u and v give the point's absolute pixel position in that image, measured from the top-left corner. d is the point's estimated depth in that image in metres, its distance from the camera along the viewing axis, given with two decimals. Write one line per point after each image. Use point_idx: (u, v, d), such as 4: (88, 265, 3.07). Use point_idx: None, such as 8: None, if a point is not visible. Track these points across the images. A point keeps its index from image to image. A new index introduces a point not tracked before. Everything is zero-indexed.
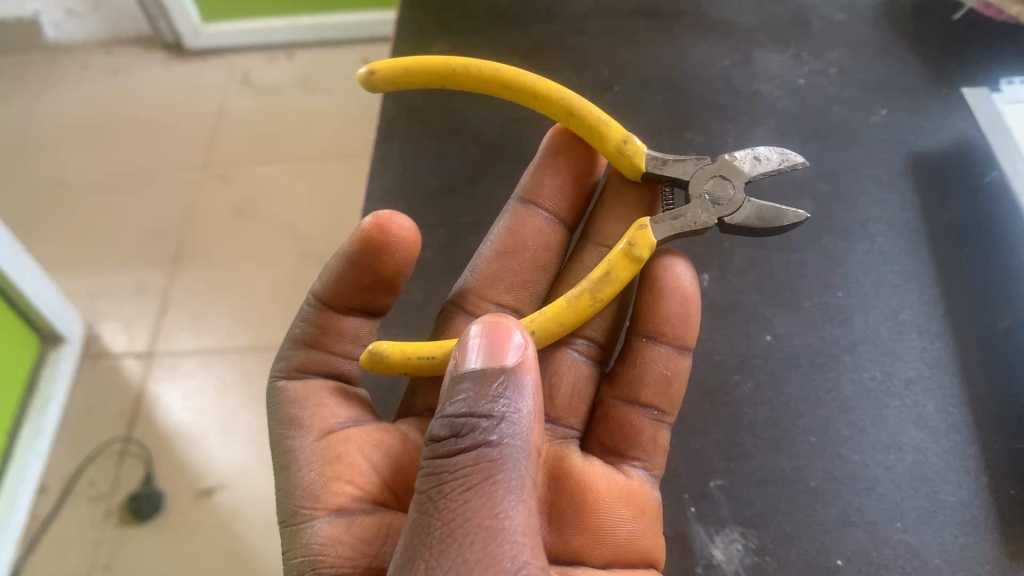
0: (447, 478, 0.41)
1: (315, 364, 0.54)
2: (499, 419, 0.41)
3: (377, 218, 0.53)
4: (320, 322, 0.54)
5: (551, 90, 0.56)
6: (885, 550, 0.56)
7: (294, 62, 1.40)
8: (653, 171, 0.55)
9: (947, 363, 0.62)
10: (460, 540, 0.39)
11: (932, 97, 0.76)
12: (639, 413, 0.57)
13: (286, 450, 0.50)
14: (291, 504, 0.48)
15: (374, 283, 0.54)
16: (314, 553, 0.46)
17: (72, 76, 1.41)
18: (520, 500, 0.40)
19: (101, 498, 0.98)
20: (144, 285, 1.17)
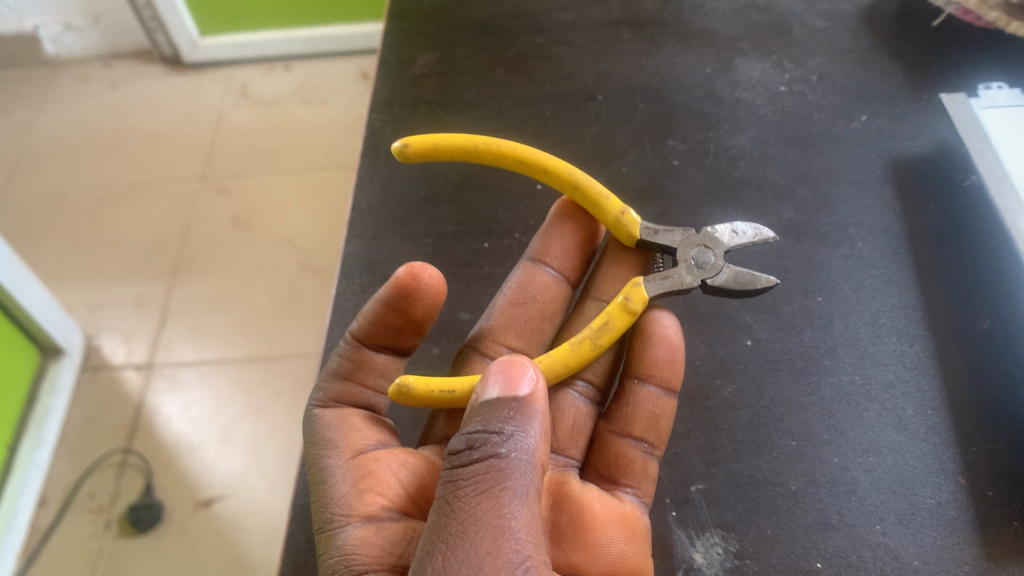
0: (460, 482, 0.42)
1: (347, 396, 0.55)
2: (509, 434, 0.42)
3: (410, 266, 0.55)
4: (353, 361, 0.56)
5: (559, 166, 0.59)
6: (864, 552, 0.56)
7: (292, 74, 1.43)
8: (646, 237, 0.58)
9: (925, 366, 0.62)
10: (469, 537, 0.40)
11: (910, 102, 0.77)
12: (631, 448, 0.58)
13: (318, 466, 0.51)
14: (325, 513, 0.49)
15: (407, 325, 0.56)
16: (347, 553, 0.47)
17: (72, 89, 1.42)
18: (524, 504, 0.41)
19: (101, 510, 0.98)
20: (143, 296, 1.18)
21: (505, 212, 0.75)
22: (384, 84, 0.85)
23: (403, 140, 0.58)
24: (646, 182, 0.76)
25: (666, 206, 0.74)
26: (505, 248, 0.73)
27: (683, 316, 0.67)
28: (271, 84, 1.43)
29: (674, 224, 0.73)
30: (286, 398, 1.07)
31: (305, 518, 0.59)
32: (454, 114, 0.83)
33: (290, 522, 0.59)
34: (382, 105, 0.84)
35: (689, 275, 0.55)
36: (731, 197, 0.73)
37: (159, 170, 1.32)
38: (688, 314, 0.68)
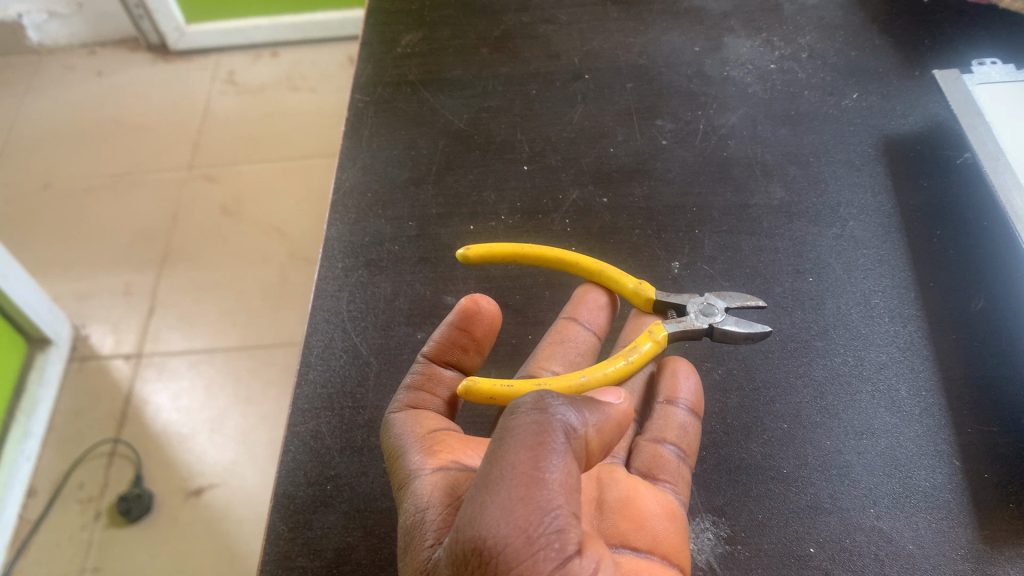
0: (508, 432, 0.40)
1: (422, 403, 0.54)
2: (561, 404, 0.41)
3: (469, 297, 0.56)
4: (421, 375, 0.55)
5: (587, 260, 0.63)
6: (857, 537, 0.54)
7: (279, 61, 1.43)
8: (661, 298, 0.60)
9: (918, 347, 0.61)
10: (504, 481, 0.37)
11: (902, 79, 0.76)
12: (664, 450, 0.56)
13: (395, 437, 0.51)
14: (402, 470, 0.48)
15: (472, 344, 0.56)
16: (417, 496, 0.45)
17: (57, 78, 1.41)
18: (561, 460, 0.39)
19: (91, 501, 0.97)
20: (131, 285, 1.16)
21: (490, 194, 0.73)
22: (367, 64, 0.84)
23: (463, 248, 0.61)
24: (635, 162, 0.74)
25: (655, 186, 0.72)
26: (491, 230, 0.71)
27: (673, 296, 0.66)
28: (258, 71, 1.42)
29: (664, 204, 0.71)
30: (276, 387, 1.07)
31: (287, 507, 0.57)
32: (437, 94, 0.81)
33: (272, 512, 0.57)
34: (364, 86, 0.82)
35: (697, 319, 0.58)
36: (721, 177, 0.72)
37: (146, 159, 1.31)
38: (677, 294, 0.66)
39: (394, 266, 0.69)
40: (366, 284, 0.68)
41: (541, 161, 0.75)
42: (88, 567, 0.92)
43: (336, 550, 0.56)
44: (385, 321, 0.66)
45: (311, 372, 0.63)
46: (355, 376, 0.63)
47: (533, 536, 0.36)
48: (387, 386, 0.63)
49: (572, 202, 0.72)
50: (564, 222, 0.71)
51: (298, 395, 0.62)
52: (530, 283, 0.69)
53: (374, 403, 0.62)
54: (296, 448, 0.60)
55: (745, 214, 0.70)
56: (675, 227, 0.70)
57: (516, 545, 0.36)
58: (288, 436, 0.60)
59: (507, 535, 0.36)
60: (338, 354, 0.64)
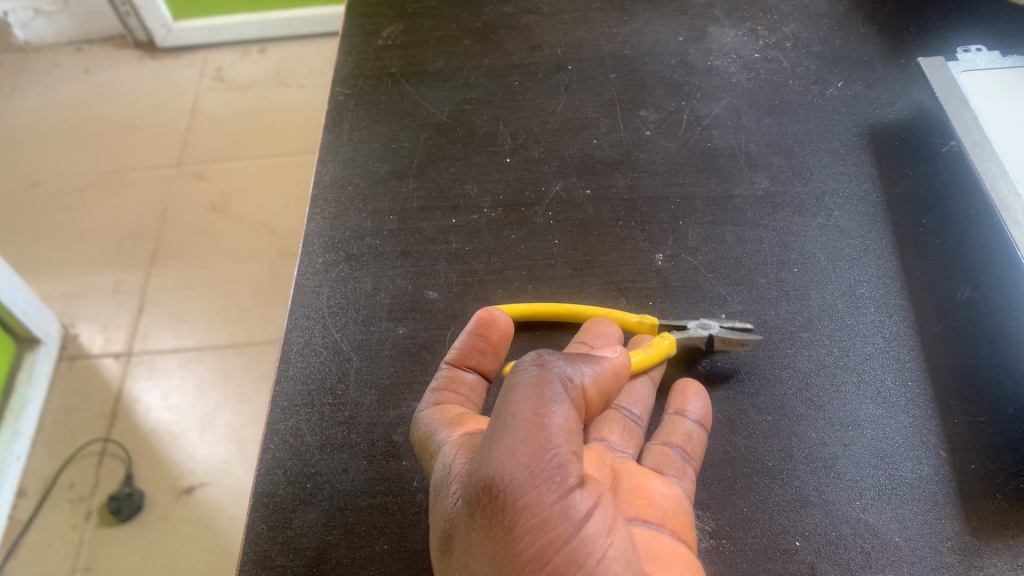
0: (509, 388, 0.39)
1: (447, 401, 0.53)
2: (558, 356, 0.40)
3: (481, 312, 0.56)
4: (445, 379, 0.54)
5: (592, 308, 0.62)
6: (844, 529, 0.53)
7: (268, 56, 1.46)
8: (665, 323, 0.61)
9: (904, 338, 0.61)
10: (507, 428, 0.37)
11: (887, 67, 0.75)
12: (670, 449, 0.55)
13: (421, 424, 0.50)
14: (432, 443, 0.47)
15: (491, 349, 0.55)
16: (444, 457, 0.44)
17: (45, 77, 1.42)
18: (562, 408, 0.38)
19: (81, 501, 0.98)
20: (120, 284, 1.17)
21: (472, 186, 0.72)
22: (348, 56, 0.83)
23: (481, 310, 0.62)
24: (619, 154, 0.73)
25: (638, 177, 0.72)
26: (472, 223, 0.70)
27: (658, 288, 0.65)
28: (247, 67, 1.45)
29: (647, 195, 0.70)
30: (266, 385, 1.08)
31: (266, 506, 0.57)
32: (419, 85, 0.80)
33: (251, 511, 0.56)
34: (345, 79, 0.81)
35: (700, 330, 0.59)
36: (705, 168, 0.71)
37: (135, 158, 1.31)
38: (663, 286, 0.65)
39: (376, 260, 0.68)
40: (347, 279, 0.67)
41: (524, 153, 0.74)
42: (79, 568, 0.93)
43: (316, 549, 0.55)
44: (367, 316, 0.65)
45: (290, 368, 0.63)
46: (336, 371, 0.62)
47: (537, 473, 0.36)
48: (368, 381, 0.62)
49: (555, 193, 0.71)
50: (547, 215, 0.70)
51: (278, 392, 0.62)
52: (513, 275, 0.67)
53: (355, 399, 0.61)
54: (276, 446, 0.59)
55: (728, 204, 0.69)
56: (658, 218, 0.69)
57: (521, 480, 0.35)
58: (268, 433, 0.60)
59: (513, 472, 0.35)
60: (318, 351, 0.64)
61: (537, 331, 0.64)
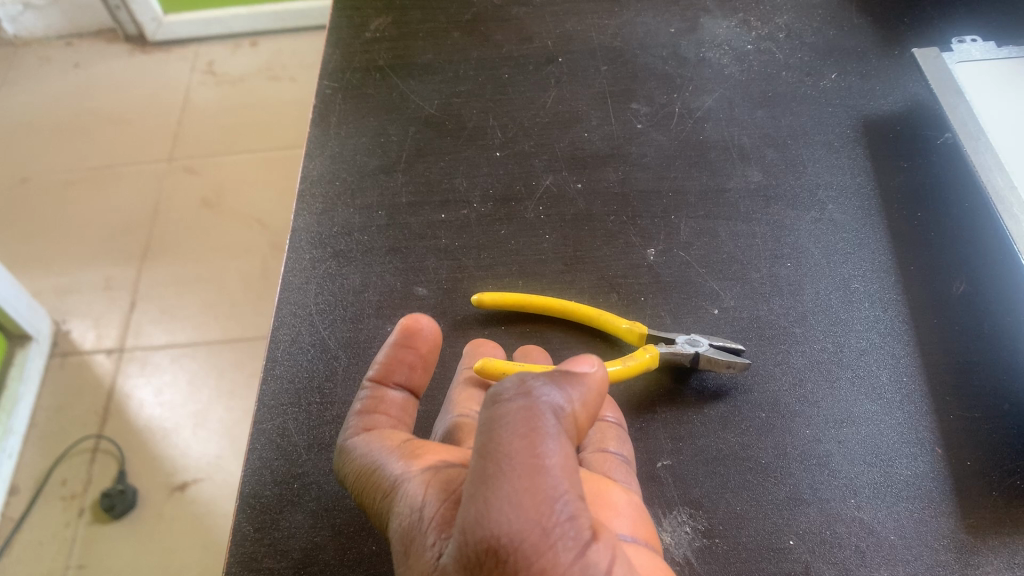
0: (496, 423, 0.36)
1: (376, 424, 0.50)
2: (540, 385, 0.38)
3: (404, 321, 0.53)
4: (370, 398, 0.51)
5: (581, 310, 0.62)
6: (838, 528, 0.52)
7: (259, 50, 1.45)
8: (653, 333, 0.60)
9: (899, 333, 0.60)
10: (506, 478, 0.34)
11: (881, 58, 0.75)
12: (611, 454, 0.53)
13: (365, 455, 0.46)
14: (385, 480, 0.44)
15: (420, 362, 0.53)
16: (409, 499, 0.41)
17: (34, 71, 1.41)
18: (557, 443, 0.36)
19: (73, 498, 0.97)
20: (112, 279, 1.16)
21: (462, 181, 0.71)
22: (336, 49, 0.82)
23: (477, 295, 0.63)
24: (610, 147, 0.72)
25: (630, 170, 0.71)
26: (462, 218, 0.69)
27: (650, 285, 0.64)
28: (237, 61, 1.43)
29: (639, 189, 0.69)
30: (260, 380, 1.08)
31: (253, 507, 0.56)
32: (408, 78, 0.79)
33: (237, 512, 0.55)
34: (333, 73, 0.80)
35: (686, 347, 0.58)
36: (698, 161, 0.70)
37: (125, 153, 1.30)
38: (654, 282, 0.64)
39: (364, 257, 0.67)
40: (334, 276, 0.66)
41: (513, 147, 0.73)
42: (72, 565, 0.93)
43: (304, 551, 0.54)
44: (354, 313, 0.64)
45: (277, 367, 0.62)
46: (323, 370, 0.61)
47: (546, 527, 0.34)
48: (355, 380, 0.61)
49: (545, 188, 0.70)
50: (537, 210, 0.69)
51: (264, 391, 0.60)
52: (502, 271, 0.66)
53: (342, 398, 0.60)
54: (262, 446, 0.58)
55: (721, 198, 0.68)
56: (650, 213, 0.68)
57: (533, 539, 0.33)
58: (255, 433, 0.59)
59: (523, 530, 0.33)
60: (305, 349, 0.63)
61: (526, 328, 0.63)
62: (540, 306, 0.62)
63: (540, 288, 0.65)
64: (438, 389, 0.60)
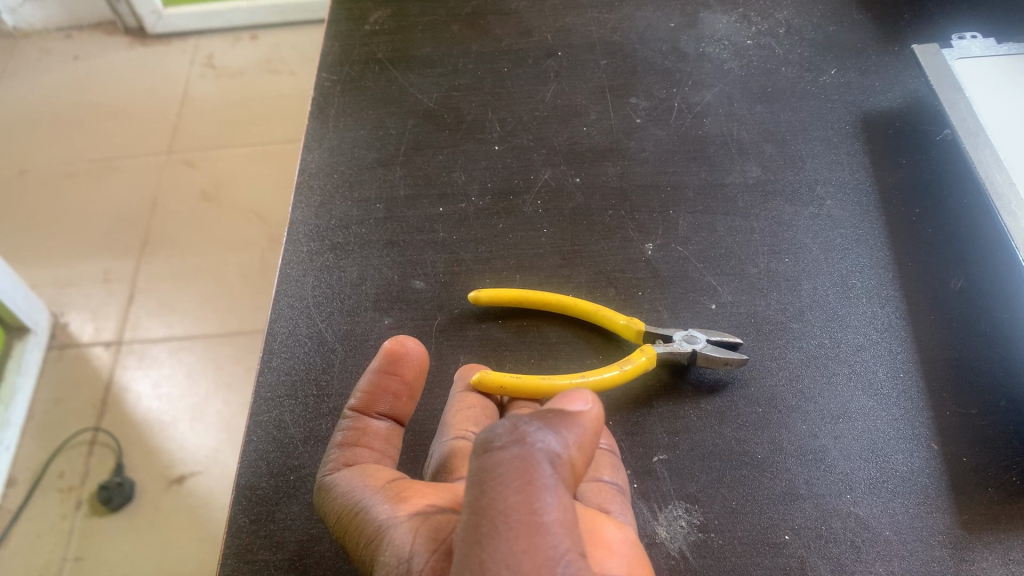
0: (488, 475, 0.36)
1: (359, 458, 0.49)
2: (534, 429, 0.37)
3: (389, 344, 0.52)
4: (352, 430, 0.51)
5: (580, 305, 0.62)
6: (834, 523, 0.52)
7: (259, 44, 1.44)
8: (651, 329, 0.59)
9: (896, 328, 0.60)
10: (501, 540, 0.34)
11: (881, 54, 0.74)
12: (606, 484, 0.52)
13: (348, 495, 0.46)
14: (369, 524, 0.43)
15: (405, 389, 0.52)
16: (397, 547, 0.41)
17: (33, 63, 1.40)
18: (555, 496, 0.36)
19: (71, 491, 0.97)
20: (110, 272, 1.16)
21: (460, 174, 0.71)
22: (335, 41, 0.82)
23: (474, 291, 0.63)
24: (609, 142, 0.72)
25: (628, 165, 0.71)
26: (460, 212, 0.69)
27: (648, 280, 0.64)
28: (237, 54, 1.43)
29: (638, 183, 0.69)
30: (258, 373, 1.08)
31: (249, 499, 0.55)
32: (407, 71, 0.79)
33: (233, 504, 0.55)
34: (331, 65, 0.80)
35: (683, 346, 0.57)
36: (696, 156, 0.70)
37: (125, 146, 1.30)
38: (652, 277, 0.64)
39: (362, 250, 0.67)
40: (332, 269, 0.66)
41: (512, 141, 0.73)
42: (69, 557, 0.93)
43: (299, 543, 0.54)
44: (352, 306, 0.64)
45: (274, 360, 0.62)
46: (320, 363, 0.61)
47: None
48: (352, 374, 0.61)
49: (544, 181, 0.70)
50: (535, 204, 0.69)
51: (261, 383, 0.61)
52: (500, 266, 0.66)
53: (339, 391, 0.60)
54: (259, 438, 0.58)
55: (720, 193, 0.68)
56: (649, 208, 0.68)
57: None
58: (251, 425, 0.59)
59: None
60: (302, 341, 0.63)
61: (524, 323, 0.63)
62: (540, 301, 0.62)
63: (539, 282, 0.65)
64: (435, 383, 0.60)
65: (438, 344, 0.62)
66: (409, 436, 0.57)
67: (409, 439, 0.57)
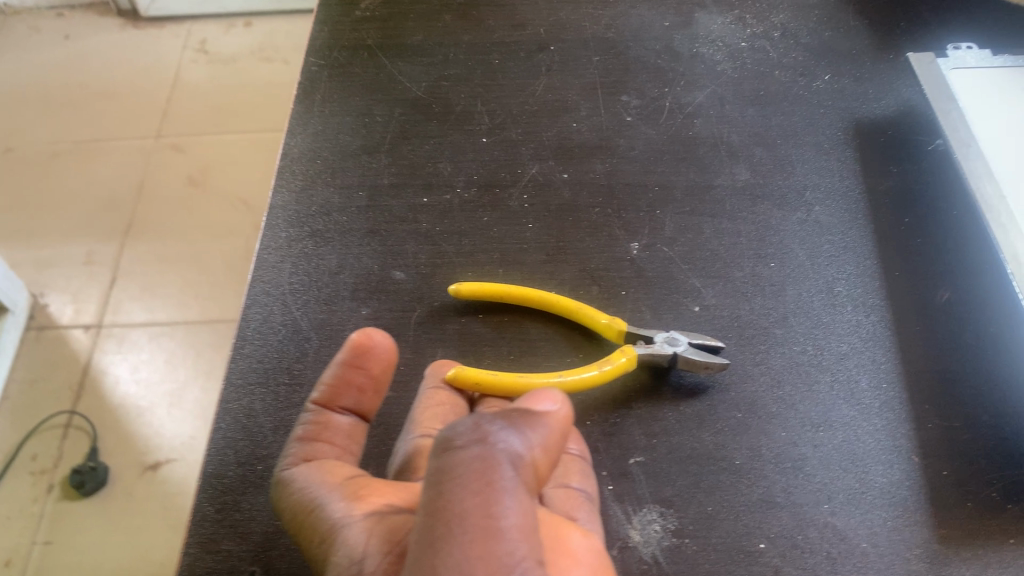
0: (447, 475, 0.35)
1: (319, 454, 0.48)
2: (497, 429, 0.36)
3: (356, 336, 0.50)
4: (313, 424, 0.49)
5: (562, 303, 0.61)
6: (810, 533, 0.51)
7: (251, 30, 1.43)
8: (632, 330, 0.58)
9: (880, 338, 0.59)
10: (455, 544, 0.33)
11: (876, 61, 0.74)
12: (575, 490, 0.51)
13: (303, 490, 0.44)
14: (323, 521, 0.42)
15: (370, 384, 0.50)
16: (350, 548, 0.40)
17: (22, 41, 1.39)
18: (515, 500, 0.35)
19: (43, 474, 0.96)
20: (93, 255, 1.15)
21: (446, 165, 0.70)
22: (325, 26, 0.80)
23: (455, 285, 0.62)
24: (599, 138, 0.71)
25: (617, 163, 0.70)
26: (445, 203, 0.68)
27: (632, 280, 0.63)
28: (229, 41, 1.41)
29: (626, 182, 0.68)
30: None
31: (214, 488, 0.54)
32: (397, 59, 0.78)
33: (198, 492, 0.54)
34: (320, 51, 0.79)
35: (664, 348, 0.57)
36: (686, 156, 0.69)
37: (111, 127, 1.28)
38: (636, 277, 0.63)
39: (342, 237, 0.66)
40: (310, 256, 0.65)
41: (501, 134, 0.72)
42: (38, 541, 0.91)
43: (264, 534, 0.52)
44: (329, 294, 0.63)
45: (247, 346, 0.60)
46: (293, 352, 0.60)
47: None
48: (326, 363, 0.60)
49: (531, 176, 0.69)
50: (521, 198, 0.68)
51: (232, 370, 0.59)
52: (482, 259, 0.65)
53: (312, 380, 0.59)
54: (227, 426, 0.57)
55: (708, 194, 0.67)
56: (636, 207, 0.67)
57: None
58: (220, 412, 0.57)
59: None
60: (277, 329, 0.61)
61: (504, 318, 0.62)
62: (522, 297, 0.61)
63: (521, 278, 0.64)
64: (411, 376, 0.59)
65: (416, 337, 0.61)
66: (381, 429, 0.56)
67: (381, 431, 0.56)
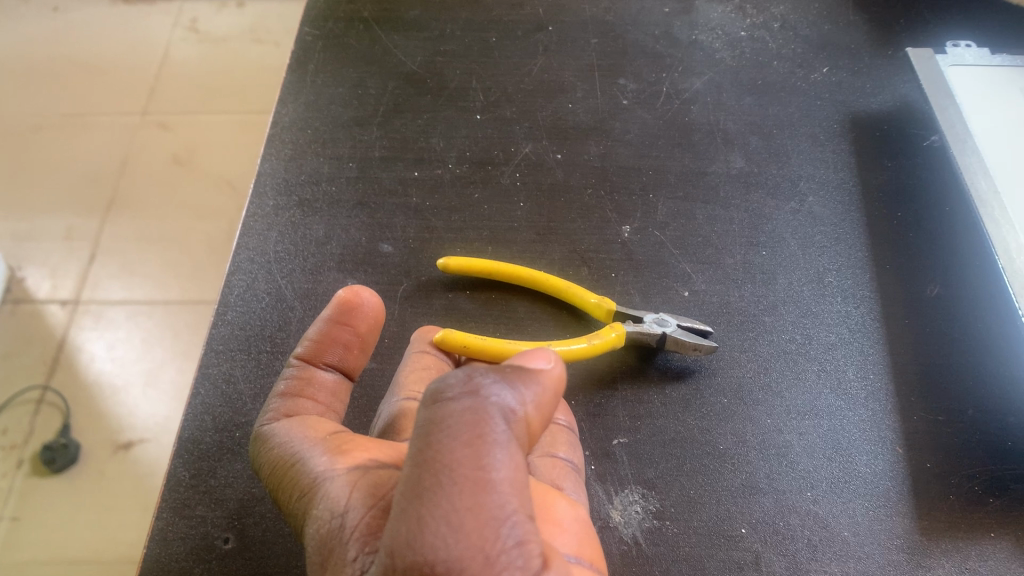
0: (437, 426, 0.34)
1: (301, 409, 0.47)
2: (489, 383, 0.36)
3: (344, 293, 0.50)
4: (297, 379, 0.48)
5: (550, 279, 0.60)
6: (792, 519, 0.51)
7: (244, 7, 1.41)
8: (621, 309, 0.58)
9: (868, 330, 0.59)
10: (444, 494, 0.32)
11: (873, 56, 0.74)
12: (560, 460, 0.50)
13: (286, 446, 0.43)
14: (304, 477, 0.41)
15: (357, 341, 0.50)
16: (332, 502, 0.39)
17: (10, 9, 1.36)
18: (506, 454, 0.34)
19: (14, 449, 0.94)
20: (73, 230, 1.13)
21: (438, 140, 0.69)
22: None
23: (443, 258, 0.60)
24: (593, 121, 0.71)
25: (611, 145, 0.69)
26: (436, 178, 0.67)
27: (622, 263, 0.62)
28: (223, 20, 1.39)
29: (620, 164, 0.68)
30: None
31: (191, 452, 0.53)
32: (392, 33, 0.77)
33: (174, 456, 0.53)
34: (314, 22, 0.77)
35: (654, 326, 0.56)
36: (680, 142, 0.69)
37: (98, 101, 1.27)
38: (626, 260, 0.62)
39: (330, 209, 0.65)
40: (297, 225, 0.64)
41: (495, 112, 0.71)
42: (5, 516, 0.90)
43: (239, 500, 0.52)
44: (315, 264, 0.62)
45: (229, 313, 0.59)
46: (276, 320, 0.59)
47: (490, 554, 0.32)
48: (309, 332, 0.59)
49: (524, 155, 0.69)
50: (513, 176, 0.67)
51: (213, 336, 0.58)
52: (472, 236, 0.64)
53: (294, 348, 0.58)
54: (206, 391, 0.56)
55: (701, 180, 0.67)
56: (629, 190, 0.66)
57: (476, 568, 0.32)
58: (199, 377, 0.56)
59: (461, 558, 0.31)
60: (260, 297, 0.60)
61: (492, 294, 0.61)
62: (510, 272, 0.60)
63: (510, 255, 0.63)
64: (395, 349, 0.58)
65: (402, 310, 0.60)
66: (363, 399, 0.55)
67: (363, 402, 0.55)
